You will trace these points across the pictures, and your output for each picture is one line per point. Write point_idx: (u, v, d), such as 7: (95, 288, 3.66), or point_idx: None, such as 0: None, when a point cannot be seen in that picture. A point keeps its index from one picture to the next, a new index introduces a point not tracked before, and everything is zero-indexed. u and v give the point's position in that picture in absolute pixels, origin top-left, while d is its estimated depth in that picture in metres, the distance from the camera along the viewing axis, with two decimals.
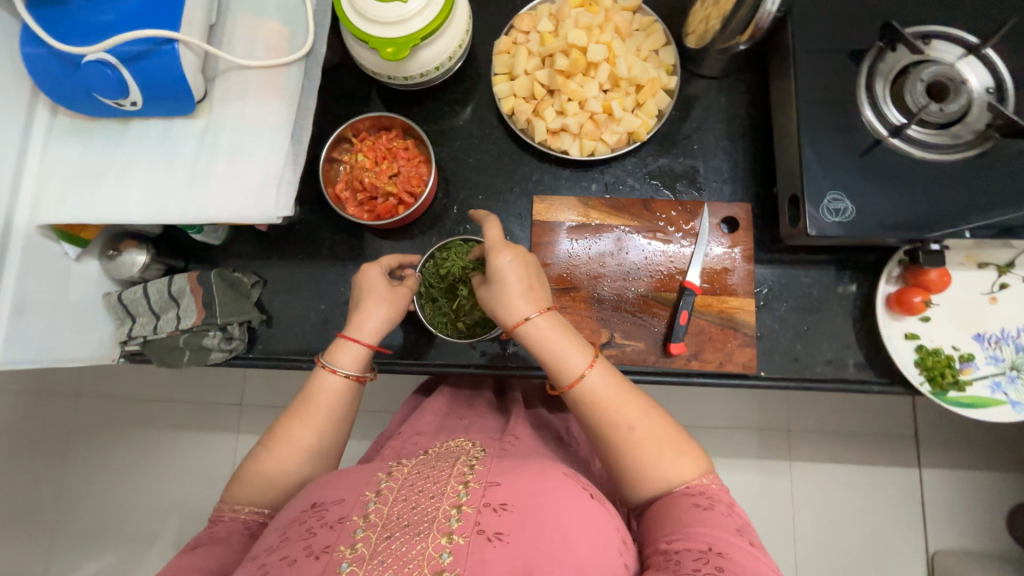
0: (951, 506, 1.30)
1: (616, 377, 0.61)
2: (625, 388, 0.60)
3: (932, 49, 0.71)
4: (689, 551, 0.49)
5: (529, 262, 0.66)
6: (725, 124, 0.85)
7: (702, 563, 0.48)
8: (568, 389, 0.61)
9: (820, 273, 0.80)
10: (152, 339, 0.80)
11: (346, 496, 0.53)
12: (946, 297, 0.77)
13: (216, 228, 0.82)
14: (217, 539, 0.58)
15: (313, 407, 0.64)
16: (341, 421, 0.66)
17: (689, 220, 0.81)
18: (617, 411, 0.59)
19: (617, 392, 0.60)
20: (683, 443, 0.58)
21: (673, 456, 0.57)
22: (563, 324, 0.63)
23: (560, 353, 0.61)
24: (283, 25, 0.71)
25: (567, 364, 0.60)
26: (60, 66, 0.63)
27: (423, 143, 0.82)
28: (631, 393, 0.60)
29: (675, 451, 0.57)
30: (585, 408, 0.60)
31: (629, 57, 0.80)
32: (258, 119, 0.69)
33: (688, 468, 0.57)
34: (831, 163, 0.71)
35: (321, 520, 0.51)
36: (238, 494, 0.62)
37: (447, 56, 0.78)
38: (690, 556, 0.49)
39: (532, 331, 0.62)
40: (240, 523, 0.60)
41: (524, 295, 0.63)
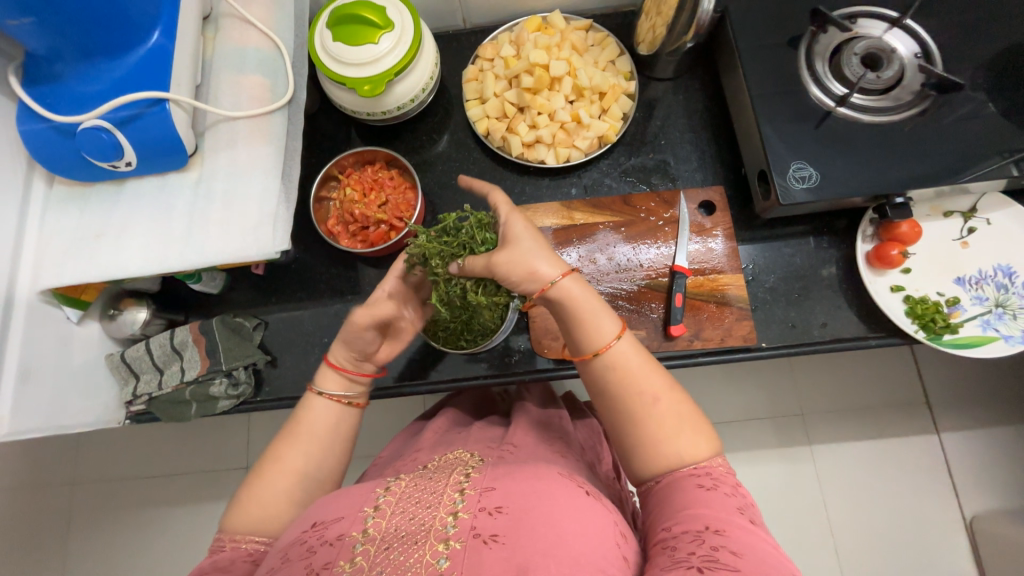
0: (977, 467, 1.29)
1: (638, 349, 0.61)
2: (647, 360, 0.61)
3: (860, 26, 0.78)
4: (686, 534, 0.49)
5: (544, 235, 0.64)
6: (687, 119, 0.91)
7: (698, 545, 0.48)
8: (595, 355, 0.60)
9: (800, 243, 0.83)
10: (157, 396, 0.80)
11: (345, 513, 0.53)
12: (922, 248, 0.81)
13: (214, 276, 0.83)
14: (222, 569, 0.56)
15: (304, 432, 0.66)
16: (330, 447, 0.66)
17: (669, 209, 0.85)
18: (637, 380, 0.59)
19: (637, 363, 0.60)
20: (697, 421, 0.58)
21: (690, 434, 0.57)
22: (588, 290, 0.63)
23: (584, 320, 0.61)
24: (264, 77, 0.76)
25: (589, 331, 0.61)
26: (57, 137, 0.66)
27: (407, 171, 0.86)
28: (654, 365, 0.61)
29: (692, 429, 0.58)
30: (607, 373, 0.60)
31: (589, 69, 0.87)
32: (248, 164, 0.72)
33: (701, 447, 0.57)
34: (788, 137, 0.76)
35: (321, 538, 0.51)
36: (239, 524, 0.60)
37: (420, 89, 0.83)
38: (688, 538, 0.49)
39: (555, 299, 0.62)
40: (242, 552, 0.58)
41: (548, 261, 0.62)
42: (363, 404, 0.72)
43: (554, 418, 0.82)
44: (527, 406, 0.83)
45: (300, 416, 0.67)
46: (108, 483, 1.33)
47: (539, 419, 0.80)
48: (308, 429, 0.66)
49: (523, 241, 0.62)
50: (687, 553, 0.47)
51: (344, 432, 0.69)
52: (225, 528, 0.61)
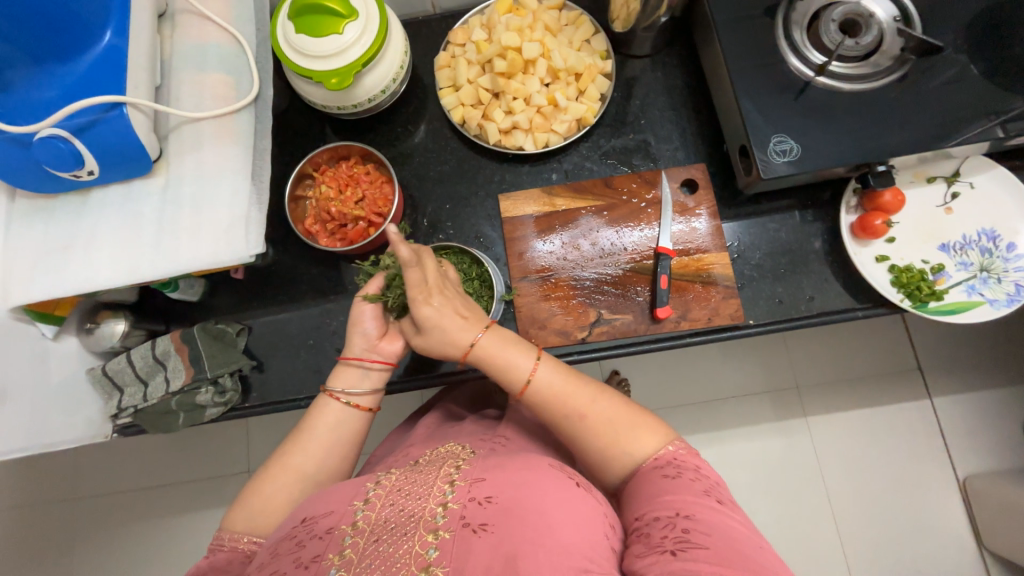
0: (968, 429, 1.31)
1: (560, 372, 0.63)
2: (572, 378, 0.63)
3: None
4: (657, 520, 0.51)
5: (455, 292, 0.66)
6: (666, 96, 0.89)
7: (670, 529, 0.50)
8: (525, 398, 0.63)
9: (784, 217, 0.83)
10: (143, 408, 0.79)
11: (335, 507, 0.53)
12: (906, 216, 0.80)
13: (191, 283, 0.82)
14: (218, 569, 0.58)
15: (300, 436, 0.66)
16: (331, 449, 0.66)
17: (651, 190, 0.83)
18: (570, 405, 0.61)
19: (566, 387, 0.62)
20: (639, 419, 0.60)
21: (636, 433, 0.59)
22: (504, 335, 0.65)
23: (506, 366, 0.63)
24: (227, 74, 0.73)
25: (514, 373, 0.63)
26: (12, 147, 0.63)
27: (382, 165, 0.84)
28: (581, 382, 0.63)
29: (634, 429, 0.59)
30: (543, 407, 0.62)
31: (563, 49, 0.84)
32: (215, 166, 0.70)
33: (650, 442, 0.59)
34: (769, 110, 0.74)
35: (310, 532, 0.51)
36: (236, 522, 0.61)
37: (390, 79, 0.81)
38: (659, 525, 0.51)
39: (477, 351, 0.64)
40: (238, 553, 0.59)
41: (463, 323, 0.64)
42: (368, 407, 0.69)
43: None
44: None
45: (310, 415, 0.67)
46: (108, 495, 1.33)
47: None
48: (313, 430, 0.66)
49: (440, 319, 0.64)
50: (660, 540, 0.49)
51: (346, 435, 0.67)
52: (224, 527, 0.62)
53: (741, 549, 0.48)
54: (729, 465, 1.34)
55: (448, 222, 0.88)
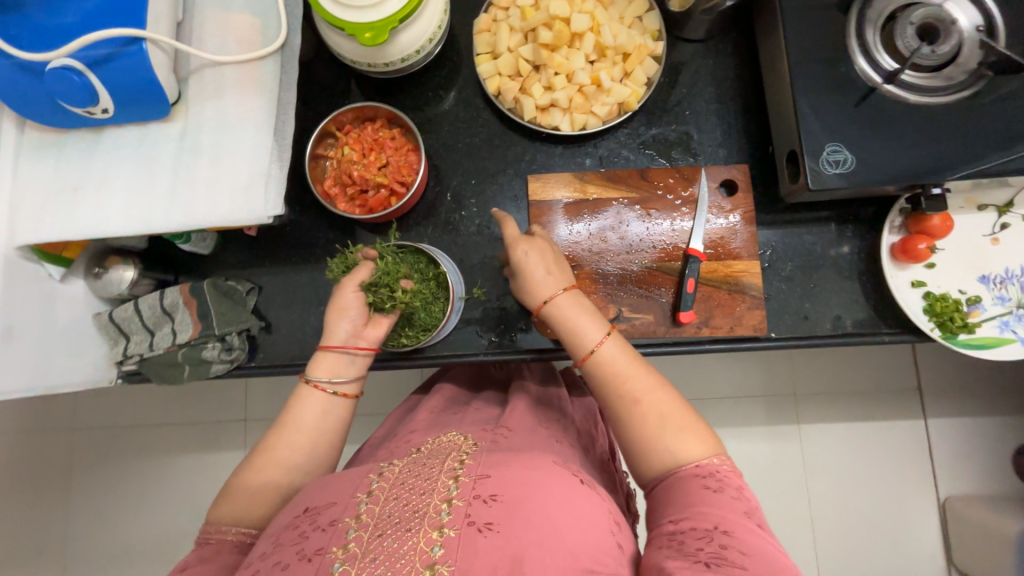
0: (959, 454, 1.32)
1: (628, 352, 0.63)
2: (634, 361, 0.62)
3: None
4: (694, 530, 0.50)
5: (548, 250, 0.70)
6: (715, 87, 0.84)
7: (707, 542, 0.49)
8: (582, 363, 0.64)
9: (822, 230, 0.79)
10: (148, 357, 0.78)
11: (338, 499, 0.54)
12: (950, 242, 0.77)
13: (204, 236, 0.79)
14: (207, 559, 0.58)
15: (296, 422, 0.66)
16: (323, 435, 0.66)
17: (688, 187, 0.80)
18: (627, 381, 0.60)
19: (628, 366, 0.61)
20: (689, 422, 0.58)
21: (684, 435, 0.57)
22: (582, 302, 0.67)
23: (575, 326, 0.65)
24: (254, 17, 0.68)
25: (580, 337, 0.64)
26: (22, 75, 0.59)
27: (409, 131, 0.80)
28: (645, 368, 0.62)
29: (682, 431, 0.57)
30: (599, 377, 0.62)
31: (614, 25, 0.79)
32: (237, 117, 0.66)
33: (698, 449, 0.57)
34: (828, 115, 0.70)
35: (314, 523, 0.52)
36: (224, 514, 0.61)
37: (426, 39, 0.76)
38: (697, 534, 0.49)
39: (552, 308, 0.67)
40: (229, 544, 0.60)
41: (546, 280, 0.68)
42: (352, 394, 0.69)
43: (553, 397, 0.81)
44: (524, 385, 0.82)
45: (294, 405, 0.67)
46: (106, 430, 1.35)
47: (539, 397, 0.80)
48: (303, 420, 0.66)
49: (526, 265, 0.68)
50: (695, 550, 0.48)
51: (333, 423, 0.67)
52: (211, 521, 0.62)
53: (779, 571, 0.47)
54: None
55: (472, 199, 0.84)
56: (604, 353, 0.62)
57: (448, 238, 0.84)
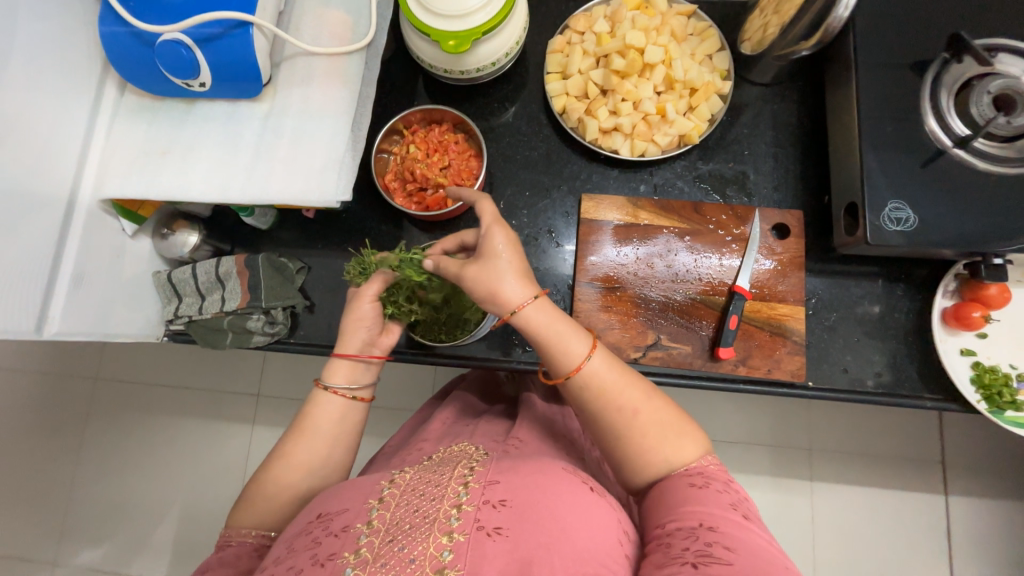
0: (979, 537, 1.26)
1: (612, 363, 0.61)
2: (621, 370, 0.61)
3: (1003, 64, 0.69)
4: (680, 530, 0.51)
5: (519, 249, 0.63)
6: (775, 131, 0.85)
7: (692, 541, 0.49)
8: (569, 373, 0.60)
9: (870, 285, 0.79)
10: (197, 319, 0.81)
11: (351, 505, 0.56)
12: (1004, 314, 0.75)
13: (266, 212, 0.83)
14: (226, 563, 0.60)
15: (311, 427, 0.67)
16: (339, 439, 0.68)
17: (740, 225, 0.80)
18: (621, 395, 0.59)
19: (615, 375, 0.60)
20: (682, 425, 0.59)
21: (678, 440, 0.58)
22: (555, 309, 0.63)
23: (560, 341, 0.60)
24: (348, 14, 0.72)
25: (568, 353, 0.60)
26: (136, 44, 0.64)
27: (474, 137, 0.83)
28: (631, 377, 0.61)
29: (676, 436, 0.58)
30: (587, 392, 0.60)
31: (685, 60, 0.81)
32: (321, 105, 0.70)
33: (687, 450, 0.58)
34: (893, 173, 0.70)
35: (327, 530, 0.54)
36: (242, 519, 0.64)
37: (504, 53, 0.79)
38: (682, 534, 0.50)
39: (527, 316, 0.61)
40: (248, 547, 0.62)
41: (521, 280, 0.61)
42: (368, 399, 0.71)
43: (559, 413, 0.80)
44: (534, 399, 0.81)
45: (310, 411, 0.68)
46: (128, 386, 1.39)
47: (544, 415, 0.77)
48: (317, 427, 0.67)
49: (501, 259, 0.61)
50: (681, 550, 0.48)
51: (350, 427, 0.69)
52: (230, 525, 0.64)
53: (764, 563, 0.47)
54: None
55: (523, 210, 0.86)
56: (593, 368, 0.59)
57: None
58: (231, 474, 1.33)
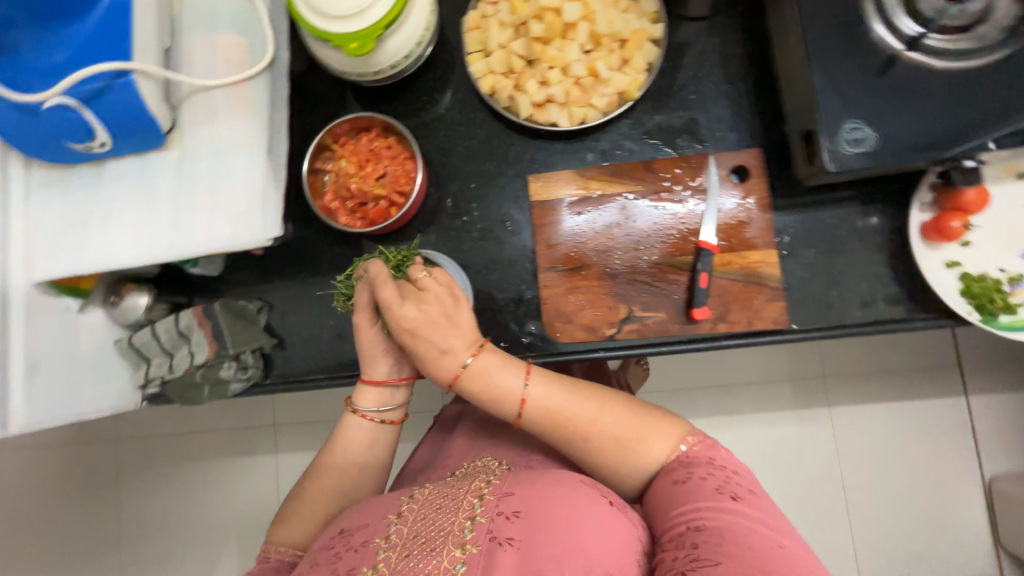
0: (1003, 432, 1.25)
1: (555, 386, 0.63)
2: (573, 390, 0.63)
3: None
4: (671, 539, 0.53)
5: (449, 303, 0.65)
6: (721, 67, 0.79)
7: (681, 549, 0.51)
8: (518, 416, 0.63)
9: (844, 212, 0.74)
10: (170, 379, 0.80)
11: (369, 522, 0.56)
12: (986, 218, 0.71)
13: (212, 258, 0.80)
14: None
15: (337, 445, 0.69)
16: (371, 457, 0.70)
17: (696, 176, 0.76)
18: (570, 417, 0.62)
19: (564, 399, 0.63)
20: (650, 423, 0.62)
21: (646, 439, 0.61)
22: (495, 353, 0.65)
23: (497, 392, 0.63)
24: (240, 36, 0.67)
25: (507, 395, 0.63)
26: (23, 117, 0.60)
27: (405, 139, 0.78)
28: (579, 393, 0.63)
29: (642, 436, 0.61)
30: (541, 425, 0.63)
31: (608, 10, 0.75)
32: (231, 140, 0.66)
33: (660, 448, 0.61)
34: (845, 91, 0.64)
35: (347, 544, 0.55)
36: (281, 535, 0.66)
37: (415, 42, 0.73)
38: (674, 545, 0.52)
39: (467, 376, 0.64)
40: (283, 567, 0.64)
41: (453, 343, 0.64)
42: (399, 420, 0.71)
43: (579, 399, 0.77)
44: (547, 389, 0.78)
45: (339, 431, 0.69)
46: (142, 442, 1.41)
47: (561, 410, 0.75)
48: (342, 446, 0.69)
49: (429, 324, 0.64)
50: (672, 561, 0.51)
51: (381, 448, 0.70)
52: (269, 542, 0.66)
53: (754, 552, 0.49)
54: (746, 454, 1.31)
55: (473, 203, 0.82)
56: (534, 402, 0.62)
57: (451, 245, 0.82)
58: (257, 507, 1.36)
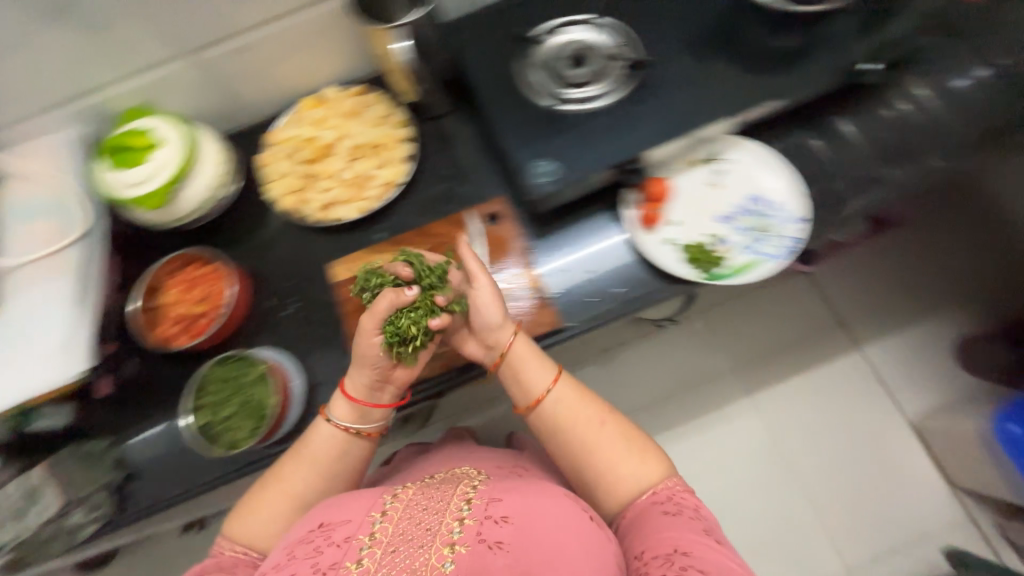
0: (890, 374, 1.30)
1: (580, 393, 0.76)
2: (587, 398, 0.75)
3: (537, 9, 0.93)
4: (582, 539, 0.60)
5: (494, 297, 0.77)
6: (467, 145, 1.00)
7: (668, 567, 0.58)
8: (533, 407, 0.76)
9: (584, 225, 0.91)
10: (21, 542, 0.84)
11: (352, 518, 0.64)
12: (682, 199, 0.90)
13: (56, 410, 0.86)
14: None
15: (302, 454, 0.74)
16: (330, 477, 0.74)
17: (460, 231, 0.92)
18: (581, 412, 0.74)
19: (585, 402, 0.75)
20: (645, 448, 0.73)
21: (623, 467, 0.70)
22: (533, 349, 0.78)
23: (384, 360, 0.77)
24: (54, 220, 0.84)
25: (383, 374, 0.77)
26: None
27: (220, 262, 0.92)
28: (592, 398, 0.76)
29: (627, 458, 0.71)
30: (554, 417, 0.74)
31: (363, 128, 0.97)
32: (45, 303, 0.79)
33: (653, 472, 0.71)
34: (530, 140, 0.83)
35: (328, 539, 0.61)
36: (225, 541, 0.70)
37: (211, 187, 0.91)
38: (580, 536, 0.60)
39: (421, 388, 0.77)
40: None
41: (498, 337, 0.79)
42: (374, 434, 0.78)
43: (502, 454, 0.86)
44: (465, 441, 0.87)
45: (307, 442, 0.75)
46: None
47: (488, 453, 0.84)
48: (294, 471, 0.73)
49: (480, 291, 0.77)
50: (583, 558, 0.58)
51: (350, 462, 0.76)
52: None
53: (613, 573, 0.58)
54: None
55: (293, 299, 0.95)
56: (554, 398, 0.75)
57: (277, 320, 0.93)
58: None
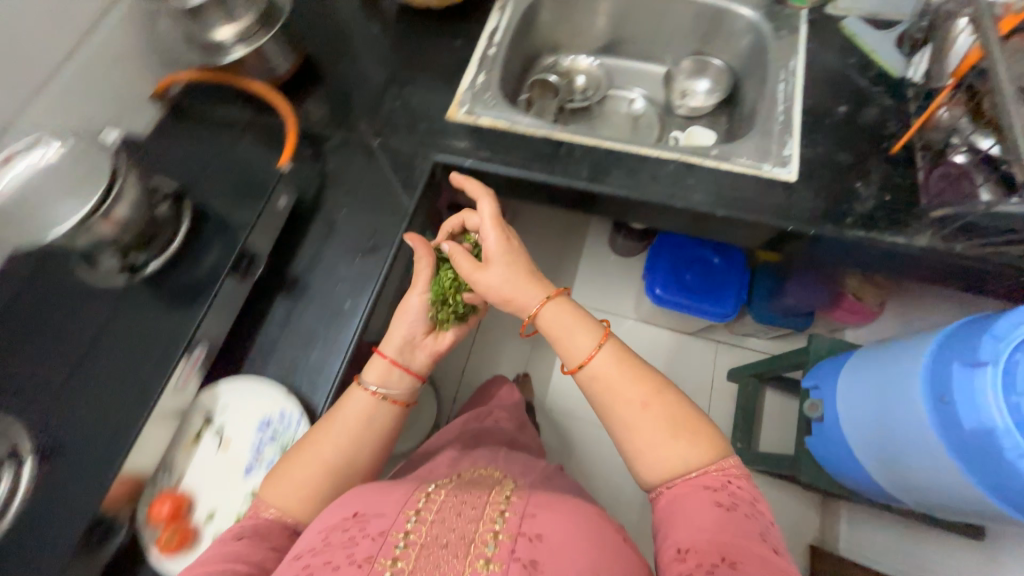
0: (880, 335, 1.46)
1: (638, 374, 0.73)
2: (634, 365, 0.73)
3: (578, 64, 1.43)
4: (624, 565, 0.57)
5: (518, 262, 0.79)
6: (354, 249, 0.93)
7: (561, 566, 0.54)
8: (575, 370, 0.74)
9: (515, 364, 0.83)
10: None
11: (387, 512, 0.60)
12: None
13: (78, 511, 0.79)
14: (255, 534, 0.67)
15: (335, 413, 0.79)
16: (358, 437, 0.77)
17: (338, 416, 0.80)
18: (625, 398, 0.71)
19: (628, 374, 0.72)
20: (697, 428, 0.70)
21: (677, 442, 0.69)
22: (586, 317, 0.75)
23: (518, 293, 0.77)
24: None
25: (579, 351, 0.73)
26: None
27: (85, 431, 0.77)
28: (639, 371, 0.73)
29: (680, 432, 0.69)
30: (597, 386, 0.72)
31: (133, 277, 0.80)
32: None
33: (697, 454, 0.68)
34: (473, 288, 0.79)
35: (363, 530, 0.58)
36: (270, 496, 0.72)
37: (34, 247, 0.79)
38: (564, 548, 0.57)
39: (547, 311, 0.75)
40: (270, 524, 0.70)
41: (586, 330, 0.74)
42: (401, 401, 0.82)
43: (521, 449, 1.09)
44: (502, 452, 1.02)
45: (343, 401, 0.80)
46: None
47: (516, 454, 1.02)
48: (339, 415, 0.78)
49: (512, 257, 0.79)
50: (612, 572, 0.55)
51: (375, 426, 0.79)
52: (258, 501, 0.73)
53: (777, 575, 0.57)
54: None
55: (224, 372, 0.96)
56: (598, 364, 0.72)
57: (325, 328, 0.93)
58: None
